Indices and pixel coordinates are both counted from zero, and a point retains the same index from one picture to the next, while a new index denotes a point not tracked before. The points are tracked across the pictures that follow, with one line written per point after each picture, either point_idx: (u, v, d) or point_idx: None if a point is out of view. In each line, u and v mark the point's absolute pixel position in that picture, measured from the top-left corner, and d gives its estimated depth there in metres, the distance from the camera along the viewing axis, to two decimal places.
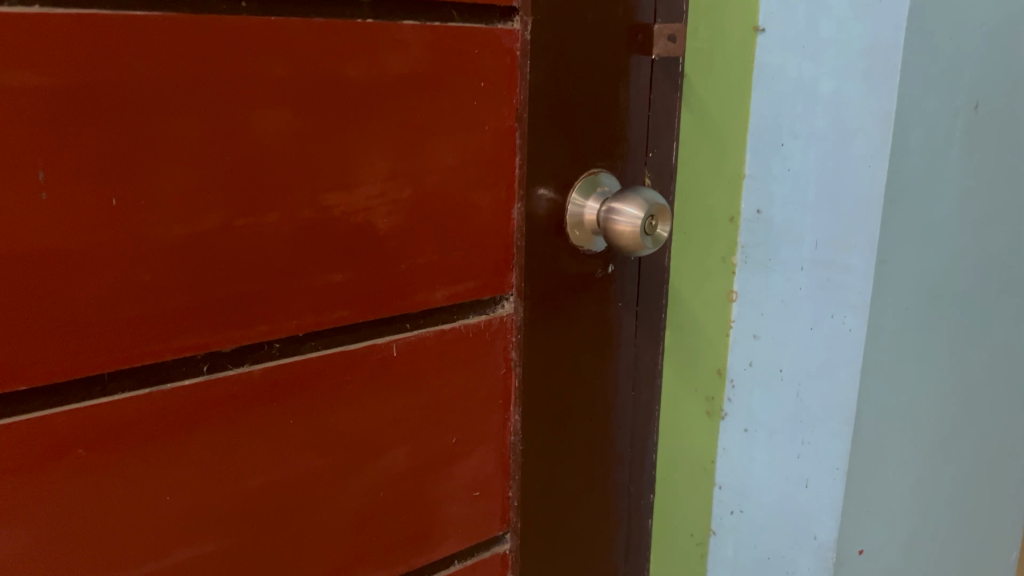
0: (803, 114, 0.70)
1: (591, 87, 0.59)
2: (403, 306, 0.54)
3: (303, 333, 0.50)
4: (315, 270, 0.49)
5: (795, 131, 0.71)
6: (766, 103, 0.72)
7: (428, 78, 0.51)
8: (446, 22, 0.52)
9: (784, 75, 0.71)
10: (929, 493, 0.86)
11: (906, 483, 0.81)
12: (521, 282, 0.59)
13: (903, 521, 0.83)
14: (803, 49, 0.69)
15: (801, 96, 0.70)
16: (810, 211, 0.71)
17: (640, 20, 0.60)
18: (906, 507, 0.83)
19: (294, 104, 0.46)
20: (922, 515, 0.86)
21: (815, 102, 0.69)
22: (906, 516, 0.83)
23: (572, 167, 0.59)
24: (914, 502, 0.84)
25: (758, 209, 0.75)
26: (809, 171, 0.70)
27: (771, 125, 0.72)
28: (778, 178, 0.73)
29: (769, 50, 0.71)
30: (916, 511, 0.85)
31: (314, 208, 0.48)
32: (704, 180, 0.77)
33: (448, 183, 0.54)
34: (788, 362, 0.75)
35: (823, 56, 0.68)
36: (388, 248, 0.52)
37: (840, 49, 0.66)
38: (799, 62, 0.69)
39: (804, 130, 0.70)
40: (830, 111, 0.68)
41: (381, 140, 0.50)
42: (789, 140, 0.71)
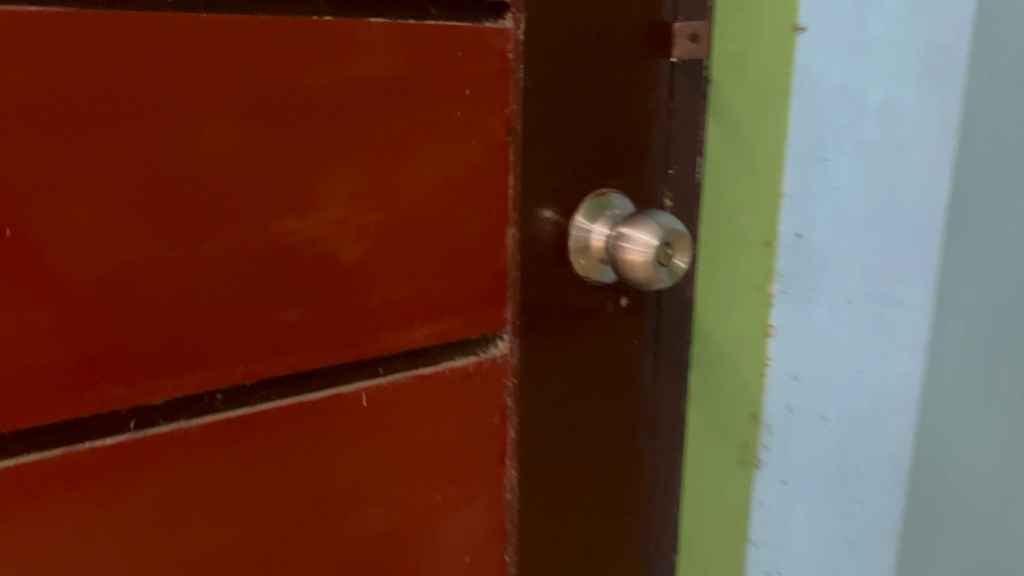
0: (846, 122, 0.63)
1: (595, 94, 0.51)
2: (375, 348, 0.46)
3: (250, 382, 0.43)
4: (263, 308, 0.42)
5: (841, 144, 0.64)
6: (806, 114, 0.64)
7: (400, 85, 0.44)
8: (422, 20, 0.44)
9: (826, 80, 0.63)
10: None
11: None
12: (516, 319, 0.51)
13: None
14: (850, 49, 0.62)
15: (846, 103, 0.63)
16: (856, 235, 0.65)
17: (659, 18, 0.52)
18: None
19: (230, 116, 0.40)
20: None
21: (861, 110, 0.63)
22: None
23: (575, 187, 0.52)
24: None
25: (798, 232, 0.66)
26: (851, 194, 0.64)
27: (813, 137, 0.64)
28: (823, 199, 0.65)
29: (812, 48, 0.62)
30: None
31: (262, 236, 0.42)
32: (728, 201, 0.68)
33: (429, 207, 0.47)
34: (831, 409, 0.69)
35: (871, 58, 0.62)
36: (353, 282, 0.45)
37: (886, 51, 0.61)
38: (845, 63, 0.62)
39: (849, 142, 0.64)
40: (880, 120, 0.63)
41: (341, 157, 0.43)
42: (834, 154, 0.64)
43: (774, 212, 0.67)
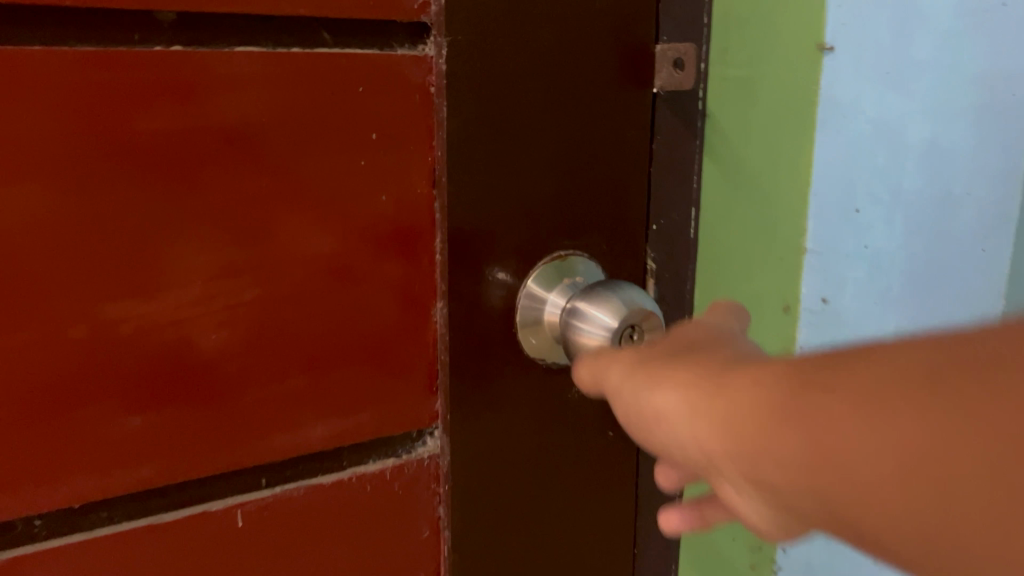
0: (884, 168, 0.57)
1: (548, 135, 0.41)
2: (254, 455, 0.37)
3: (78, 503, 0.34)
4: (94, 412, 0.34)
5: (874, 196, 0.57)
6: (845, 162, 0.56)
7: (279, 129, 0.35)
8: (309, 48, 0.35)
9: (861, 126, 0.56)
10: (863, 482, 0.22)
11: (729, 372, 0.27)
12: (446, 413, 0.41)
13: (789, 483, 0.24)
14: (886, 77, 0.55)
15: (882, 146, 0.57)
16: (885, 290, 0.60)
17: (637, 40, 0.42)
18: (815, 433, 0.23)
19: (40, 174, 0.31)
20: (716, 441, 0.26)
21: (901, 148, 0.57)
22: (749, 439, 0.25)
23: (527, 250, 0.42)
24: (758, 469, 0.25)
25: (824, 298, 0.59)
26: (887, 261, 0.59)
27: (846, 187, 0.56)
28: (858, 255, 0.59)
29: (843, 82, 0.54)
30: (829, 463, 0.23)
31: (89, 324, 0.33)
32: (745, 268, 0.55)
33: (324, 279, 0.37)
34: None
35: (913, 84, 0.56)
36: (220, 377, 0.36)
37: (915, 84, 0.56)
38: (880, 94, 0.56)
39: (884, 189, 0.58)
40: (924, 160, 0.58)
41: (199, 222, 0.34)
42: (866, 206, 0.58)
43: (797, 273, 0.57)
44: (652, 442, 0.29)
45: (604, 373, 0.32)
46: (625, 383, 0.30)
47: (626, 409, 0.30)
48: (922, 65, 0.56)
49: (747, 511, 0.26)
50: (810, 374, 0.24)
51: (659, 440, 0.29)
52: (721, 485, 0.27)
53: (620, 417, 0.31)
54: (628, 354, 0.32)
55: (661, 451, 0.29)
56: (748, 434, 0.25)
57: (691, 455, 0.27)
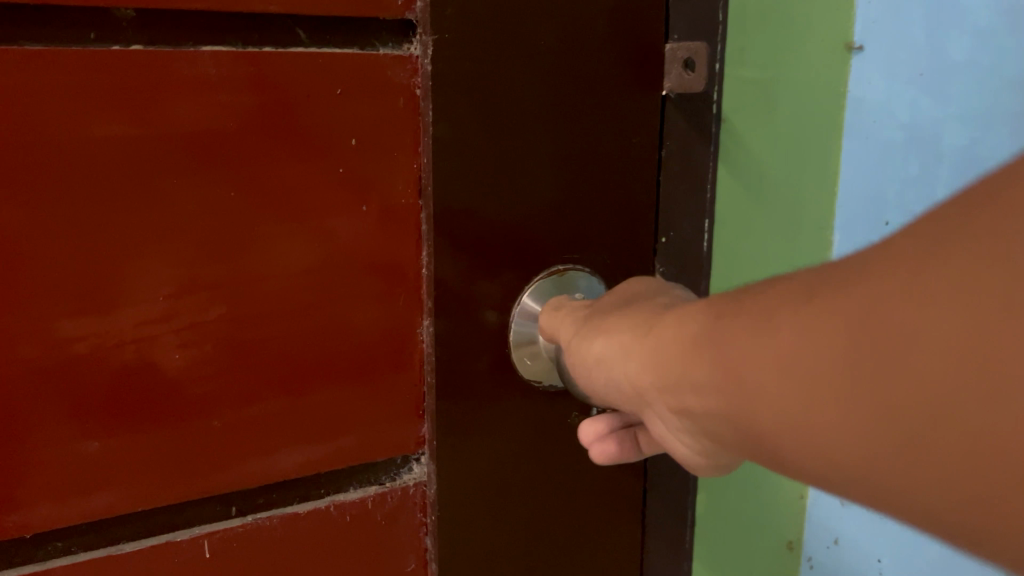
0: (918, 180, 0.50)
1: (545, 141, 0.38)
2: (224, 482, 0.35)
3: (33, 534, 0.32)
4: (48, 438, 0.31)
5: (906, 207, 0.51)
6: (858, 175, 0.52)
7: (249, 135, 0.33)
8: (284, 48, 0.33)
9: (889, 132, 0.51)
10: (761, 405, 0.22)
11: (658, 320, 0.28)
12: (433, 438, 0.39)
13: (702, 407, 0.25)
14: (921, 77, 0.49)
15: (914, 156, 0.50)
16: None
17: (643, 40, 0.39)
18: (723, 357, 0.23)
19: None
20: (648, 380, 0.27)
21: (933, 161, 0.50)
22: (667, 369, 0.26)
23: (524, 265, 0.39)
24: (677, 394, 0.26)
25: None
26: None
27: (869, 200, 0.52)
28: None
29: (871, 83, 0.51)
30: (735, 385, 0.23)
31: (42, 343, 0.31)
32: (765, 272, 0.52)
33: (299, 295, 0.35)
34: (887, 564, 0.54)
35: (947, 91, 0.48)
36: (185, 399, 0.34)
37: (948, 86, 0.48)
38: (913, 96, 0.50)
39: (919, 202, 0.51)
40: (960, 170, 0.49)
41: (161, 234, 0.32)
42: (893, 215, 0.52)
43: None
44: (599, 384, 0.31)
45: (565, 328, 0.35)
46: (576, 337, 0.33)
47: (579, 362, 0.32)
48: (969, 66, 0.47)
49: (678, 444, 0.28)
50: (714, 309, 0.25)
51: (604, 382, 0.30)
52: (651, 417, 0.28)
53: (583, 385, 0.33)
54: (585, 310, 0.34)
55: (608, 395, 0.31)
56: (669, 369, 0.26)
57: (627, 389, 0.29)
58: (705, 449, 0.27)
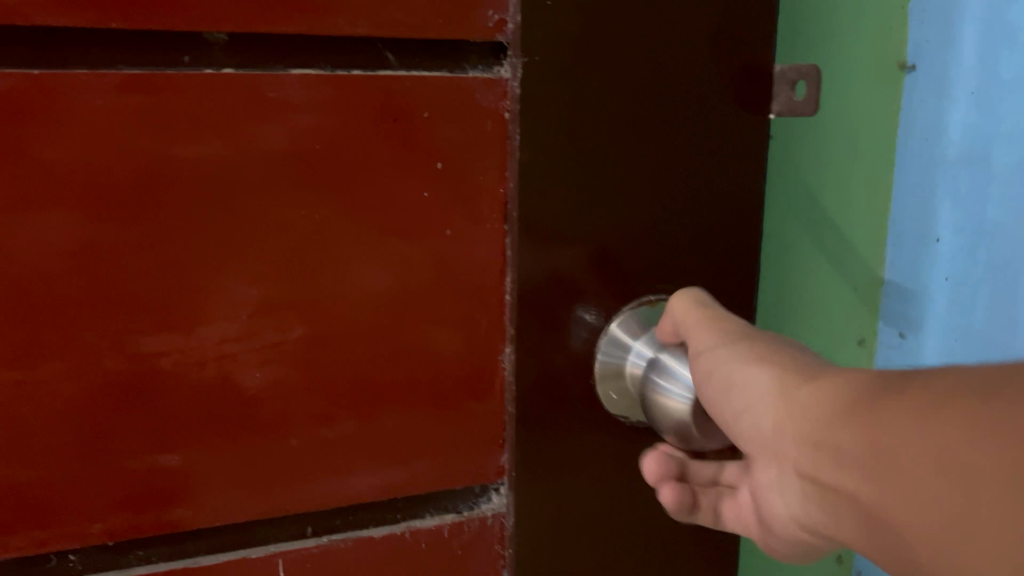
0: (969, 197, 0.45)
1: (635, 165, 0.36)
2: (300, 503, 0.35)
3: (114, 542, 0.33)
4: (130, 450, 0.32)
5: (956, 224, 0.46)
6: (911, 192, 0.49)
7: (333, 157, 0.33)
8: (372, 70, 0.33)
9: (945, 149, 0.46)
10: (904, 490, 0.23)
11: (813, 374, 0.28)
12: (511, 468, 0.38)
13: (834, 477, 0.26)
14: (972, 94, 0.44)
15: (965, 172, 0.45)
16: (953, 331, 0.47)
17: (750, 62, 0.37)
18: (877, 438, 0.24)
19: (79, 200, 0.30)
20: (788, 433, 0.28)
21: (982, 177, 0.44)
22: (814, 432, 0.27)
23: (612, 294, 0.38)
24: (811, 461, 0.27)
25: (901, 334, 0.50)
26: (954, 306, 0.46)
27: (923, 217, 0.48)
28: (932, 283, 0.48)
29: (924, 103, 0.47)
30: (886, 461, 0.23)
31: (125, 357, 0.32)
32: (799, 298, 0.50)
33: (377, 317, 0.35)
34: None
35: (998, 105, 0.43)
36: (263, 418, 0.34)
37: (1000, 95, 0.43)
38: (963, 113, 0.45)
39: (969, 219, 0.45)
40: (1005, 187, 0.43)
41: (243, 252, 0.32)
42: (948, 230, 0.46)
43: (874, 304, 0.51)
44: (726, 422, 0.31)
45: (694, 343, 0.33)
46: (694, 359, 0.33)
47: (714, 390, 0.32)
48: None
49: (798, 509, 0.28)
50: (890, 380, 0.25)
51: (738, 421, 0.31)
52: (766, 471, 0.29)
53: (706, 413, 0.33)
54: (721, 329, 0.33)
55: (734, 432, 0.31)
56: (817, 427, 0.26)
57: (755, 439, 0.30)
58: (807, 517, 0.28)
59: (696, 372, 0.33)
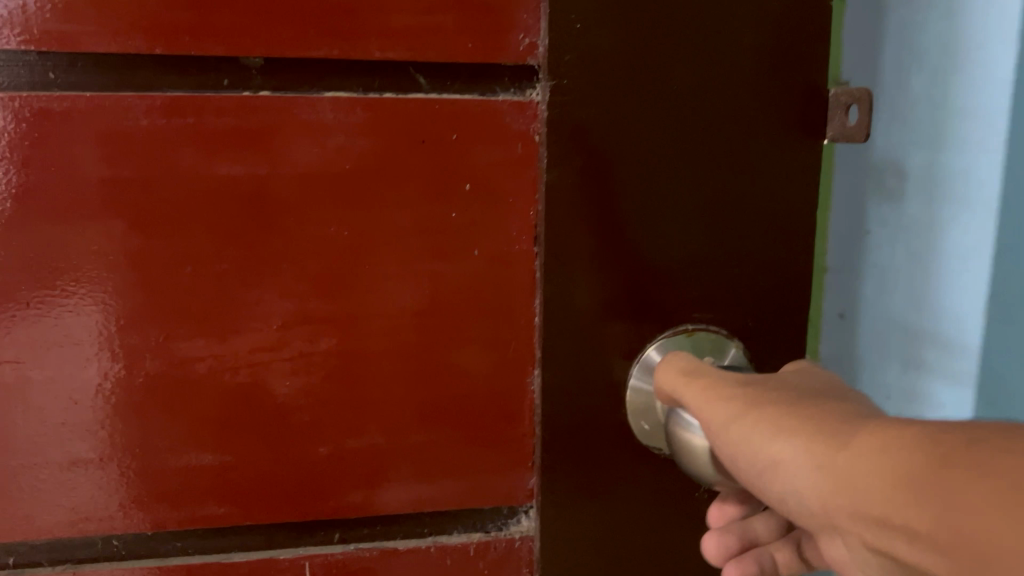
0: (892, 194, 0.42)
1: (672, 192, 0.35)
2: (327, 510, 0.36)
3: (153, 531, 0.35)
4: (168, 447, 0.34)
5: (881, 217, 0.42)
6: (847, 192, 0.43)
7: (362, 176, 0.34)
8: (404, 93, 0.34)
9: (867, 153, 0.42)
10: None
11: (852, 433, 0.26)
12: (539, 492, 0.37)
13: (911, 557, 0.24)
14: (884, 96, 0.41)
15: (889, 169, 0.41)
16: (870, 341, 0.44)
17: (806, 82, 0.35)
18: (945, 525, 0.22)
19: (124, 212, 0.32)
20: (839, 504, 0.26)
21: (903, 173, 0.41)
22: (868, 507, 0.25)
23: (649, 321, 0.37)
24: (877, 537, 0.25)
25: (841, 313, 0.45)
26: (874, 317, 0.43)
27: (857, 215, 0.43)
28: (860, 279, 0.44)
29: None
30: (962, 551, 0.21)
31: (164, 359, 0.34)
32: None
33: (405, 334, 0.35)
34: None
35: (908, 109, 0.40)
36: (293, 426, 0.35)
37: (940, 90, 0.39)
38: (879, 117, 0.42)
39: (891, 215, 0.42)
40: (926, 183, 0.40)
41: (273, 265, 0.34)
42: (876, 229, 0.43)
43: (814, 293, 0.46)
44: (767, 488, 0.30)
45: (707, 417, 0.32)
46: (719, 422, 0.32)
47: (747, 457, 0.30)
48: (968, 71, 0.37)
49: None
50: (942, 449, 0.23)
51: (780, 489, 0.29)
52: (829, 541, 0.28)
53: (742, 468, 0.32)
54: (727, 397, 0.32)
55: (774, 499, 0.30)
56: (870, 501, 0.25)
57: (808, 509, 0.28)
58: None
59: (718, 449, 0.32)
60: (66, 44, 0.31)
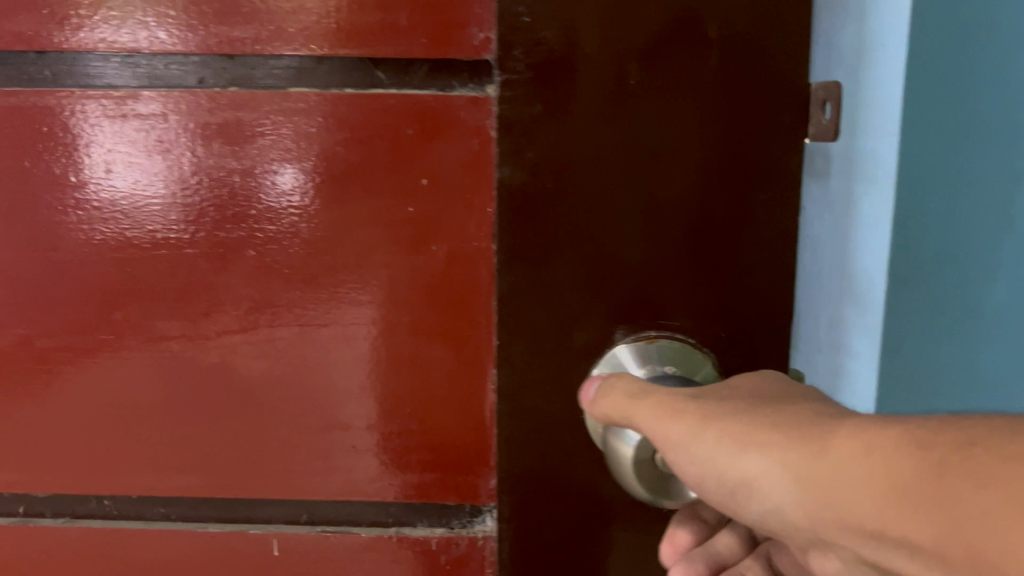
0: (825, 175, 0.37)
1: (632, 191, 0.34)
2: (293, 491, 0.38)
3: (137, 495, 0.38)
4: (148, 418, 0.37)
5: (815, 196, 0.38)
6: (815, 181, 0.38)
7: (322, 169, 0.35)
8: (364, 89, 0.34)
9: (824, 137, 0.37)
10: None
11: (827, 438, 0.24)
12: (498, 493, 0.37)
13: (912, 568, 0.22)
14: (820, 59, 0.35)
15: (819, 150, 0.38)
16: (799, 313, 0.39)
17: (783, 75, 0.32)
18: (954, 527, 0.20)
19: (109, 199, 0.35)
20: (829, 516, 0.24)
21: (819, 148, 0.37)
22: (865, 518, 0.23)
23: (609, 325, 0.35)
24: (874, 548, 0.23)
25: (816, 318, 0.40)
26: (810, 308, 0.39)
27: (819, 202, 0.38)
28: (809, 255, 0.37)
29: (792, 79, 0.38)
30: (972, 557, 0.20)
31: (141, 337, 0.36)
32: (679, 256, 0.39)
33: (364, 324, 0.36)
34: None
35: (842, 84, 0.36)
36: (259, 407, 0.37)
37: (854, 77, 0.36)
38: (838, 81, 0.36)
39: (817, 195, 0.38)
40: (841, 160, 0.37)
41: (237, 252, 0.35)
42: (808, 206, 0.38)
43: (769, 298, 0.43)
44: (738, 506, 0.28)
45: (662, 436, 0.29)
46: (675, 439, 0.29)
47: (714, 477, 0.27)
48: (872, 60, 0.36)
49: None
50: (940, 448, 0.21)
51: (756, 505, 0.27)
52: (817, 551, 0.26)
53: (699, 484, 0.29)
54: (685, 411, 0.29)
55: (750, 515, 0.27)
56: (866, 511, 0.23)
57: (790, 521, 0.26)
58: None
59: (680, 469, 0.29)
60: (53, 43, 0.34)
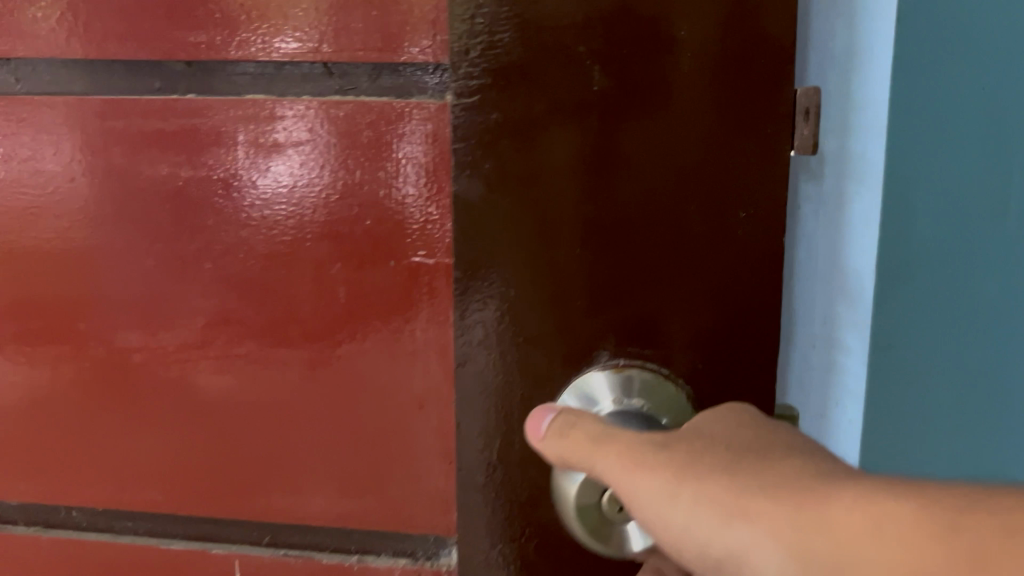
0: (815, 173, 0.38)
1: (590, 213, 0.31)
2: (252, 512, 0.37)
3: (103, 508, 0.38)
4: (110, 430, 0.36)
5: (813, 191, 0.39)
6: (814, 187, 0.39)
7: (276, 179, 0.33)
8: (320, 96, 0.33)
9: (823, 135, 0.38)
10: None
11: (823, 503, 0.21)
12: (458, 525, 0.34)
13: None
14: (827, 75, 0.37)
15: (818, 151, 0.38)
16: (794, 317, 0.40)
17: (760, 78, 0.29)
18: None
19: (70, 208, 0.35)
20: None
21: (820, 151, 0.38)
22: None
23: (575, 350, 0.32)
24: None
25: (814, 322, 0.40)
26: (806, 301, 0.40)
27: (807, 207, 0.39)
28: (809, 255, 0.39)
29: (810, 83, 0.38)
30: None
31: (104, 347, 0.36)
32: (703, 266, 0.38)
33: (320, 341, 0.34)
34: None
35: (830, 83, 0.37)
36: (217, 424, 0.36)
37: (843, 78, 0.37)
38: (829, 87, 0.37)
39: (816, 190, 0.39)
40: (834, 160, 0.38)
41: (194, 264, 0.34)
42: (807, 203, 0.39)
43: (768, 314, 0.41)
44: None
45: (633, 491, 0.25)
46: (649, 496, 0.24)
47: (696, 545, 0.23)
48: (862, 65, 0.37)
49: None
50: (987, 515, 0.19)
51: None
52: None
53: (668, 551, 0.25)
54: (661, 462, 0.25)
55: None
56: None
57: None
58: None
59: (650, 531, 0.25)
60: (17, 51, 0.34)
